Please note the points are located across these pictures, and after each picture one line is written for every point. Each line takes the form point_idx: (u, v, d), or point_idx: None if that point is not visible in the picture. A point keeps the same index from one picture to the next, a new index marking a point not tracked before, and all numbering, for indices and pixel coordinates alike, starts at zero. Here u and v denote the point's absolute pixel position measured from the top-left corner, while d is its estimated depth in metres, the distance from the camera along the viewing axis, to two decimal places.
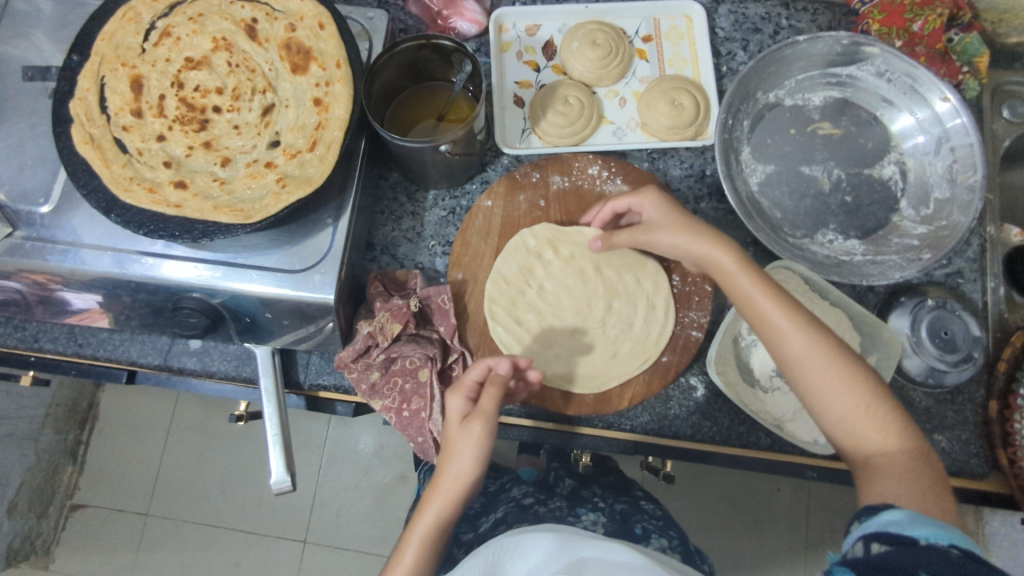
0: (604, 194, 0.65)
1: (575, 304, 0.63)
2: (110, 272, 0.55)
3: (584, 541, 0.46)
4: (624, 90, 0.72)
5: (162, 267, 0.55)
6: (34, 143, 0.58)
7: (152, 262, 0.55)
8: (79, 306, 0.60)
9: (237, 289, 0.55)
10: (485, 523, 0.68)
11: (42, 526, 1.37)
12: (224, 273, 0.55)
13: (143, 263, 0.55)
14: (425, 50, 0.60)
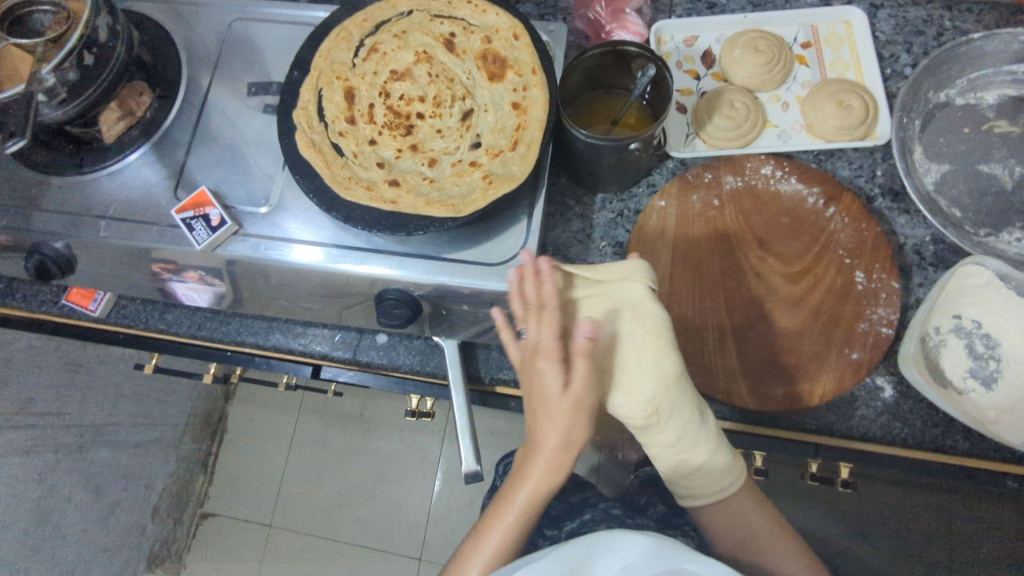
0: (779, 192, 0.65)
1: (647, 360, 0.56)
2: (265, 258, 0.59)
3: (685, 552, 0.44)
4: (786, 95, 0.72)
5: (305, 254, 0.59)
6: (254, 152, 0.65)
7: (298, 249, 0.59)
8: (197, 296, 0.69)
9: (364, 273, 0.58)
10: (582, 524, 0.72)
11: (177, 532, 1.45)
12: (360, 258, 0.59)
13: (290, 250, 0.59)
14: (608, 57, 0.63)
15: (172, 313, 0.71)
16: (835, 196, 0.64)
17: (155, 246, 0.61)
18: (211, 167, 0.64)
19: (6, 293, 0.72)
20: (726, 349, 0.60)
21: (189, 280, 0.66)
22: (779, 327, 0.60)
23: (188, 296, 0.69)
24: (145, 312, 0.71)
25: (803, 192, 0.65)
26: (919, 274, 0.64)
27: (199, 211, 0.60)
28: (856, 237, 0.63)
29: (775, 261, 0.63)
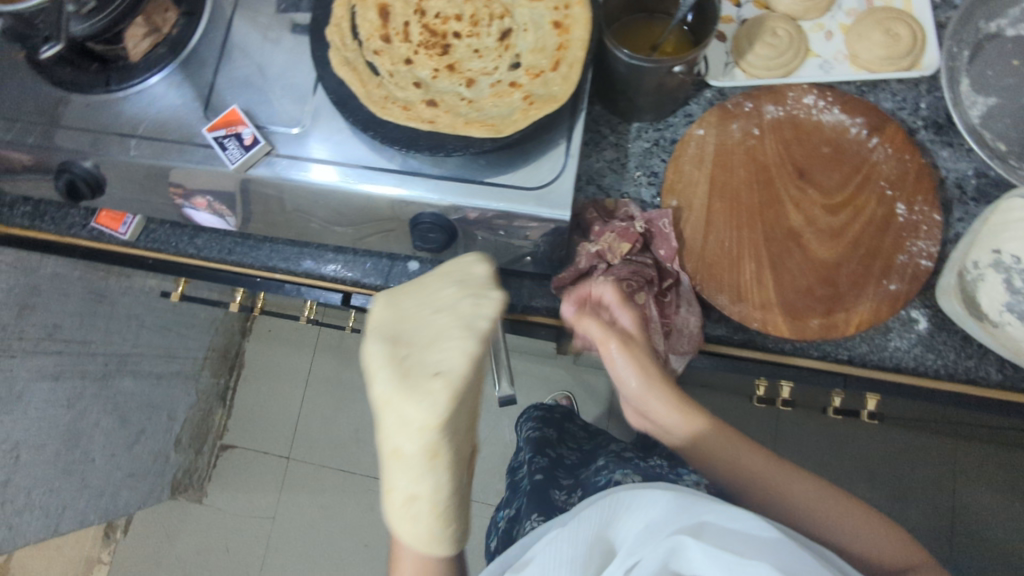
0: (821, 123, 0.64)
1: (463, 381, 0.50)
2: (291, 179, 0.59)
3: (704, 502, 0.46)
4: (830, 24, 0.69)
5: (321, 174, 0.59)
6: (284, 72, 0.63)
7: (316, 169, 0.59)
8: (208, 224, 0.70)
9: (379, 192, 0.58)
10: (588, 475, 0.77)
11: (198, 462, 1.49)
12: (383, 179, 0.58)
13: (308, 171, 0.59)
14: None
15: (202, 238, 0.71)
16: (878, 127, 0.63)
17: (191, 166, 0.61)
18: (241, 86, 0.63)
19: (38, 216, 0.73)
20: (763, 280, 0.60)
21: (200, 208, 0.67)
22: (816, 258, 0.60)
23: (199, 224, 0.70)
24: (175, 236, 0.71)
25: (846, 123, 0.63)
26: (959, 209, 0.64)
27: (232, 129, 0.59)
28: (898, 169, 0.62)
29: (814, 192, 0.62)
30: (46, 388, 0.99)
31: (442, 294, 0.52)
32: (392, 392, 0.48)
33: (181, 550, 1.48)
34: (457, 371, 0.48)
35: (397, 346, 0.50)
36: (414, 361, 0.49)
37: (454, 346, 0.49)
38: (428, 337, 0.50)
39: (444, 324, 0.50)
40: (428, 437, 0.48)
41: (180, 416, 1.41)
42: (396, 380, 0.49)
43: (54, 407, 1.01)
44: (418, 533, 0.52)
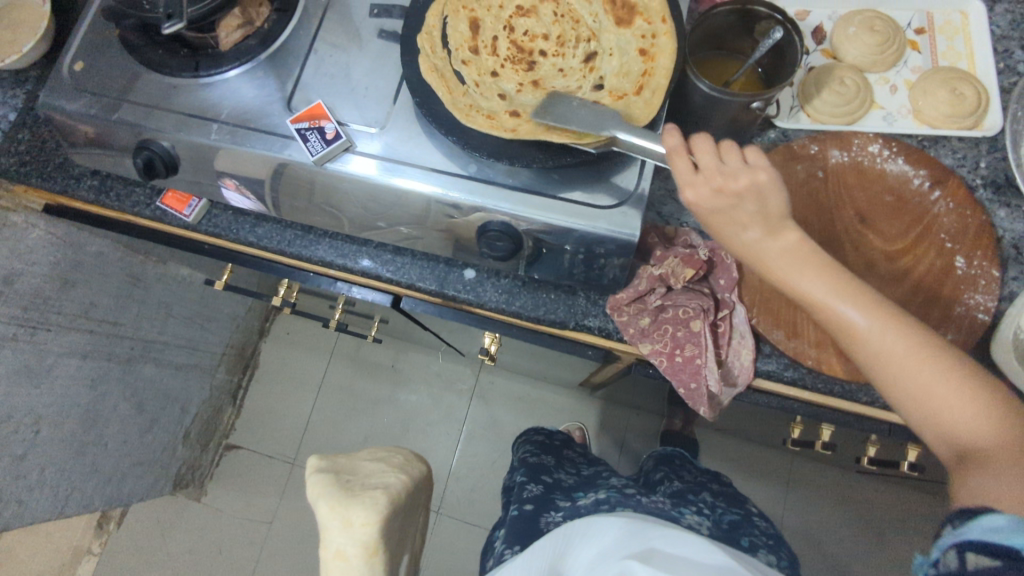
0: (884, 171, 0.65)
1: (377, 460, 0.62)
2: (337, 169, 0.61)
3: (654, 531, 0.51)
4: (896, 78, 0.72)
5: (363, 167, 0.61)
6: (367, 73, 0.65)
7: (360, 162, 0.61)
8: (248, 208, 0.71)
9: (410, 188, 0.60)
10: (585, 501, 0.81)
11: (202, 459, 1.47)
12: (425, 175, 0.60)
13: (352, 162, 0.61)
14: (733, 16, 0.63)
15: (262, 228, 0.72)
16: (941, 180, 0.64)
17: (271, 156, 0.62)
18: (324, 83, 0.65)
19: (103, 191, 0.74)
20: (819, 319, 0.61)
21: (230, 191, 0.69)
22: None
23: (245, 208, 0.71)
24: (235, 223, 0.72)
25: (909, 174, 0.65)
26: (1016, 268, 0.64)
27: (315, 123, 0.61)
28: (958, 224, 0.63)
29: (874, 237, 0.63)
30: (74, 365, 0.98)
31: (364, 460, 0.63)
32: (336, 505, 0.52)
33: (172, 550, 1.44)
34: (393, 483, 0.57)
35: (336, 474, 0.56)
36: (349, 483, 0.55)
37: (392, 473, 0.60)
38: (369, 471, 0.60)
39: (376, 467, 0.61)
40: (368, 533, 0.50)
41: (192, 410, 1.39)
42: (336, 498, 0.52)
43: (78, 385, 1.00)
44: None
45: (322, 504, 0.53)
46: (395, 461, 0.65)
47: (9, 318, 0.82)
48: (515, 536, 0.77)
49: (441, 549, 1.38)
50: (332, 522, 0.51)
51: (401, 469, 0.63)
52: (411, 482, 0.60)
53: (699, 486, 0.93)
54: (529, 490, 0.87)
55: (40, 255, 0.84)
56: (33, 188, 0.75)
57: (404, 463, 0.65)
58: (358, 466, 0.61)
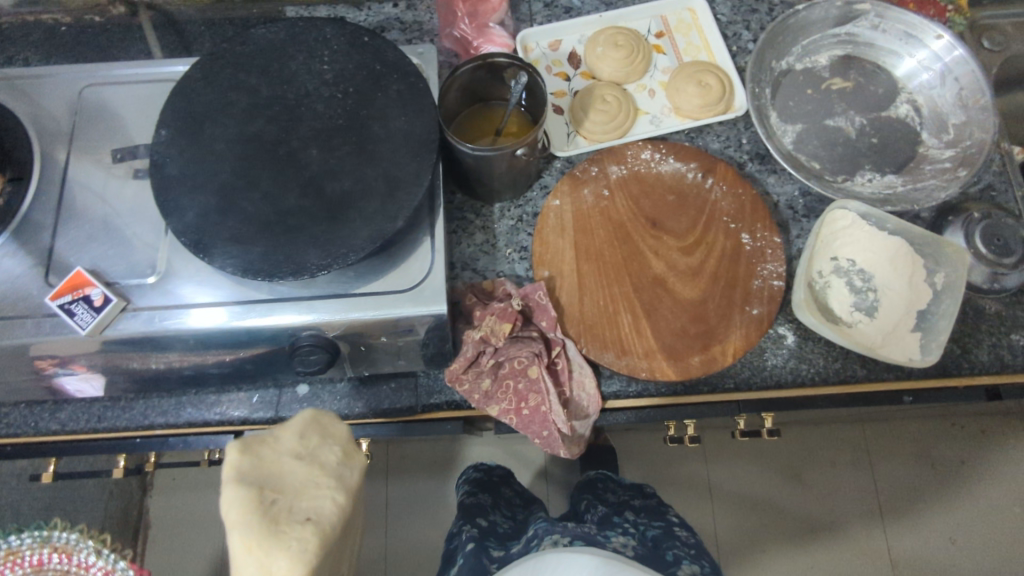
0: (660, 173, 0.69)
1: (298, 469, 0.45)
2: (122, 330, 0.57)
3: None
4: (651, 83, 0.77)
5: (154, 319, 0.57)
6: (129, 220, 0.61)
7: (142, 317, 0.57)
8: (81, 386, 0.65)
9: (205, 329, 0.57)
10: (516, 543, 0.80)
11: None
12: (219, 312, 0.57)
13: (134, 319, 0.57)
14: (480, 70, 0.65)
15: (67, 409, 0.67)
16: (710, 168, 0.69)
17: (39, 339, 0.56)
18: (84, 244, 0.60)
19: None
20: (641, 330, 0.63)
21: (78, 371, 0.62)
22: (684, 299, 0.64)
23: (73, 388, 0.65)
24: (34, 415, 0.66)
25: (682, 170, 0.69)
26: (796, 227, 0.70)
27: (78, 293, 0.56)
28: (735, 203, 0.68)
29: (669, 238, 0.67)
30: None
31: (290, 426, 0.47)
32: (252, 544, 0.41)
33: None
34: (328, 521, 0.43)
35: (269, 490, 0.43)
36: (281, 509, 0.43)
37: (322, 490, 0.44)
38: (297, 485, 0.44)
39: (298, 465, 0.45)
40: None
41: None
42: (260, 535, 0.41)
43: None
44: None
45: (235, 535, 0.41)
46: (325, 450, 0.47)
47: None
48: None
49: None
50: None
51: (342, 455, 0.48)
52: (344, 507, 0.45)
53: (623, 504, 0.94)
54: (465, 536, 0.82)
55: None
56: None
57: (345, 453, 0.48)
58: (281, 424, 0.48)
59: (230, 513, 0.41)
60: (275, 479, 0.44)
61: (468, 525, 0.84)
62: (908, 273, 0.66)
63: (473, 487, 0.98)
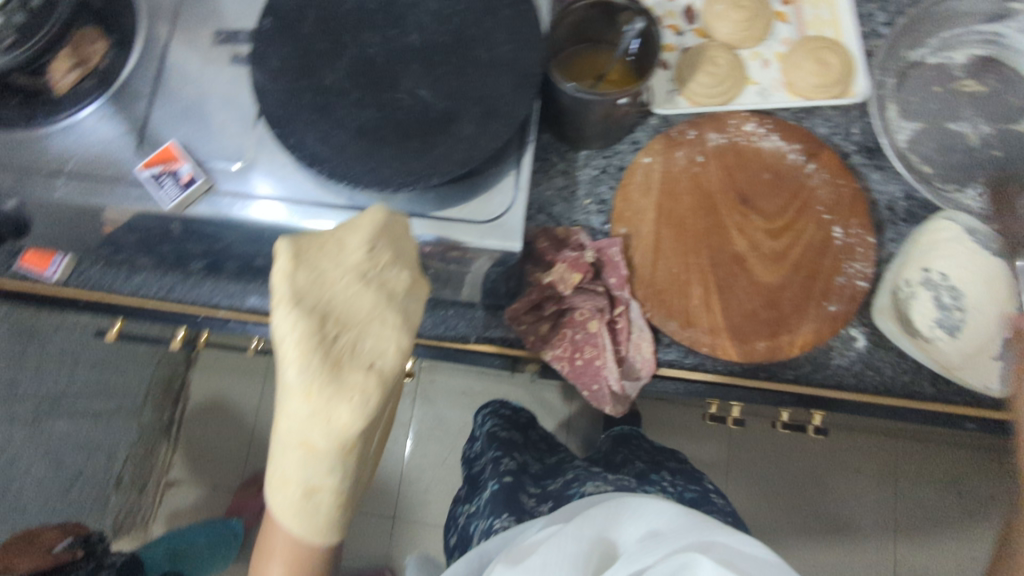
0: (761, 149, 0.66)
1: (357, 298, 0.45)
2: (207, 211, 0.58)
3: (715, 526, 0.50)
4: (767, 52, 0.71)
5: (238, 205, 0.58)
6: (221, 104, 0.61)
7: (227, 201, 0.58)
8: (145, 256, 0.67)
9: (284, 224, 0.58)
10: (553, 484, 0.80)
11: (142, 502, 1.42)
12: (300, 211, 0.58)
13: (218, 203, 0.58)
14: (595, 8, 0.62)
15: (140, 277, 0.70)
16: (815, 152, 0.66)
17: (129, 206, 0.58)
18: (178, 121, 0.61)
19: None
20: (710, 305, 0.62)
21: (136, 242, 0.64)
22: (761, 283, 0.62)
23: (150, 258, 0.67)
24: (109, 276, 0.69)
25: (784, 149, 0.66)
26: (891, 230, 0.67)
27: (168, 167, 0.57)
28: (834, 194, 0.65)
29: (756, 218, 0.64)
30: None
31: (358, 243, 0.46)
32: (314, 388, 0.43)
33: None
34: (384, 369, 0.45)
35: (331, 325, 0.44)
36: (345, 349, 0.44)
37: (384, 329, 0.45)
38: (359, 321, 0.45)
39: (365, 297, 0.45)
40: (348, 429, 0.45)
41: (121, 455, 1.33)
42: (322, 375, 0.43)
43: None
44: (316, 523, 0.52)
45: (299, 369, 0.43)
46: (391, 276, 0.46)
47: None
48: (496, 509, 0.73)
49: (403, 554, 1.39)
50: (301, 416, 0.45)
51: (410, 282, 0.47)
52: (405, 352, 0.46)
53: (657, 464, 0.93)
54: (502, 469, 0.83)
55: None
56: None
57: (411, 280, 0.47)
58: (347, 240, 0.46)
59: (289, 348, 0.43)
60: (337, 313, 0.44)
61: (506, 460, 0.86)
62: (1003, 296, 0.62)
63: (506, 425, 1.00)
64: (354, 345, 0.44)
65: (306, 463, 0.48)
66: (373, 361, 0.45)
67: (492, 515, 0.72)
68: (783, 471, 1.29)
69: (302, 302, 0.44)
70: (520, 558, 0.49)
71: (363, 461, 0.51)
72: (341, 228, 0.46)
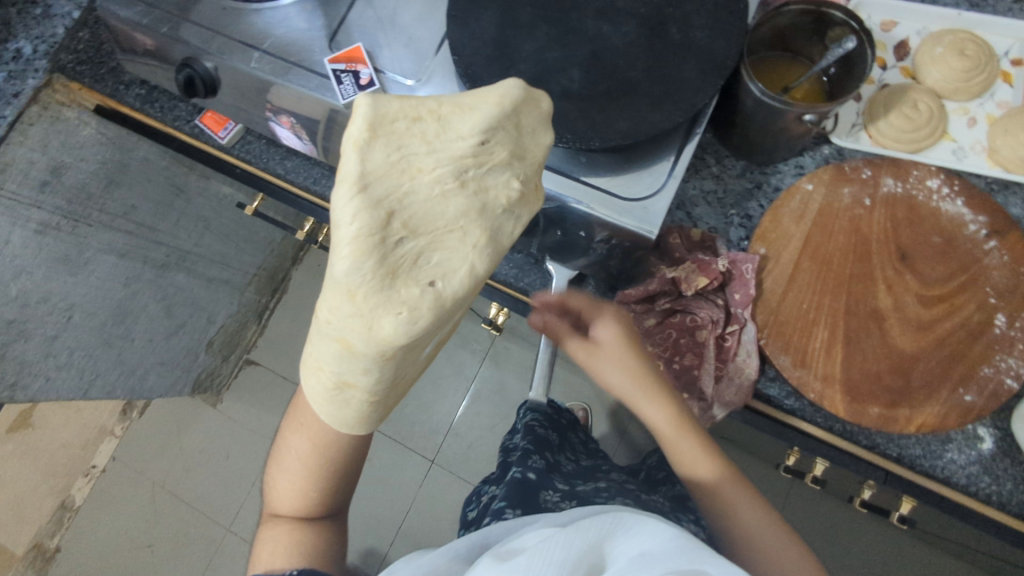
0: (938, 211, 0.61)
1: (440, 208, 0.40)
2: None
3: (711, 553, 0.42)
4: (977, 111, 0.65)
5: None
6: (412, 21, 0.63)
7: None
8: (295, 143, 0.73)
9: None
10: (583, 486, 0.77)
11: (223, 369, 1.55)
12: None
13: None
14: (806, 17, 0.58)
15: (292, 161, 0.75)
16: (1000, 230, 0.59)
17: (306, 92, 0.62)
18: (369, 26, 0.63)
19: (149, 101, 0.77)
20: (831, 352, 0.58)
21: (284, 125, 0.70)
22: (895, 347, 0.58)
23: (303, 146, 0.72)
24: (268, 152, 0.75)
25: (966, 217, 0.60)
26: None
27: (352, 66, 0.61)
28: (1008, 280, 0.58)
29: (912, 279, 0.59)
30: (110, 262, 1.01)
31: (466, 131, 0.40)
32: (363, 293, 0.40)
33: (186, 447, 1.54)
34: (445, 293, 0.40)
35: (397, 227, 0.39)
36: (407, 257, 0.40)
37: (460, 245, 0.40)
38: (432, 229, 0.40)
39: (450, 203, 0.40)
40: (392, 343, 0.41)
41: (219, 322, 1.45)
42: (373, 279, 0.39)
43: (112, 281, 1.04)
44: (346, 415, 0.50)
45: (347, 266, 0.39)
46: (490, 184, 0.41)
47: (53, 209, 0.84)
48: (512, 501, 0.71)
49: (431, 499, 1.42)
50: (341, 316, 0.41)
51: (514, 196, 0.42)
52: (475, 280, 0.41)
53: None
54: (531, 461, 0.80)
55: (89, 153, 0.86)
56: (85, 88, 0.78)
57: (515, 197, 0.42)
58: (454, 124, 0.41)
59: (343, 239, 0.39)
60: (410, 218, 0.40)
61: (535, 453, 0.83)
62: None
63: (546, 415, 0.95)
64: (421, 258, 0.40)
65: (340, 357, 0.45)
66: (438, 278, 0.40)
67: (506, 505, 0.71)
68: (836, 557, 1.19)
69: (371, 195, 0.39)
70: (508, 557, 0.45)
71: (402, 377, 0.48)
72: (455, 104, 0.41)
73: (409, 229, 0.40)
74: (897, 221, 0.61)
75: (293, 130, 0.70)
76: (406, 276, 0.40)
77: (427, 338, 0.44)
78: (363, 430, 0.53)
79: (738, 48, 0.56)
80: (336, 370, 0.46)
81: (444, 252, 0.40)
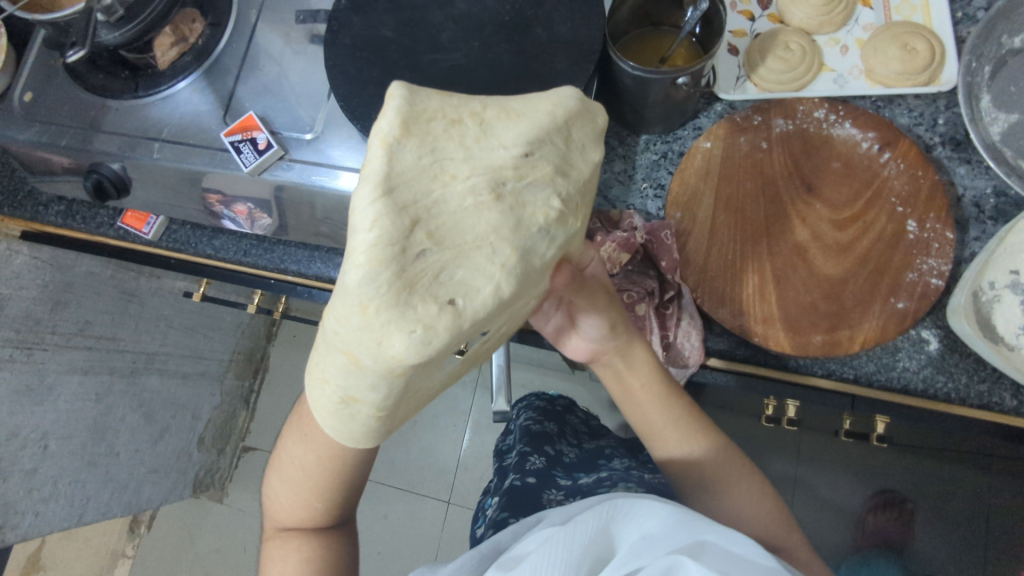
0: (830, 137, 0.63)
1: (469, 213, 0.35)
2: (285, 179, 0.63)
3: (707, 522, 0.41)
4: (846, 38, 0.68)
5: (311, 173, 0.62)
6: (299, 81, 0.66)
7: (301, 170, 0.63)
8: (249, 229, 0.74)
9: None
10: (587, 475, 0.72)
11: (221, 462, 1.54)
12: None
13: (292, 171, 0.63)
14: None
15: (219, 239, 0.76)
16: (891, 142, 0.62)
17: (209, 170, 0.64)
18: (259, 94, 0.65)
19: (69, 215, 0.78)
20: (766, 295, 0.60)
21: (238, 215, 0.71)
22: (823, 275, 0.59)
23: (254, 229, 0.74)
24: (195, 236, 0.76)
25: (857, 138, 0.63)
26: (976, 228, 0.62)
27: (248, 134, 0.62)
28: (910, 186, 0.61)
29: (822, 207, 0.61)
30: (76, 382, 1.02)
31: (509, 140, 0.36)
32: (374, 306, 0.33)
33: (201, 549, 1.52)
34: (467, 317, 0.34)
35: (421, 237, 0.34)
36: (428, 270, 0.34)
37: (488, 264, 0.35)
38: (459, 242, 0.34)
39: (483, 217, 0.35)
40: (402, 367, 0.35)
41: (205, 416, 1.45)
42: (388, 292, 0.33)
43: (83, 400, 1.05)
44: (352, 429, 0.44)
45: (356, 275, 0.33)
46: (531, 200, 0.36)
47: (2, 342, 0.84)
48: (514, 510, 0.68)
49: (454, 541, 1.41)
50: (347, 327, 0.35)
51: (554, 217, 0.37)
52: (500, 303, 0.35)
53: None
54: (529, 463, 0.77)
55: (27, 280, 0.87)
56: (7, 218, 0.79)
57: (556, 217, 0.37)
58: (496, 132, 0.36)
59: (357, 245, 0.33)
60: (439, 225, 0.34)
61: (534, 453, 0.79)
62: None
63: (541, 412, 0.91)
64: (445, 273, 0.34)
65: (346, 370, 0.39)
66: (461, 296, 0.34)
67: (508, 515, 0.68)
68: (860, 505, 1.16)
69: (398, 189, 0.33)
70: (512, 566, 0.44)
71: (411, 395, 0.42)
72: (504, 113, 0.36)
73: (432, 233, 0.34)
74: (798, 157, 0.63)
75: (248, 219, 0.72)
76: (424, 291, 0.34)
77: (442, 360, 0.38)
78: (365, 446, 0.48)
79: (602, 32, 0.58)
80: (332, 370, 0.40)
81: (469, 269, 0.34)
